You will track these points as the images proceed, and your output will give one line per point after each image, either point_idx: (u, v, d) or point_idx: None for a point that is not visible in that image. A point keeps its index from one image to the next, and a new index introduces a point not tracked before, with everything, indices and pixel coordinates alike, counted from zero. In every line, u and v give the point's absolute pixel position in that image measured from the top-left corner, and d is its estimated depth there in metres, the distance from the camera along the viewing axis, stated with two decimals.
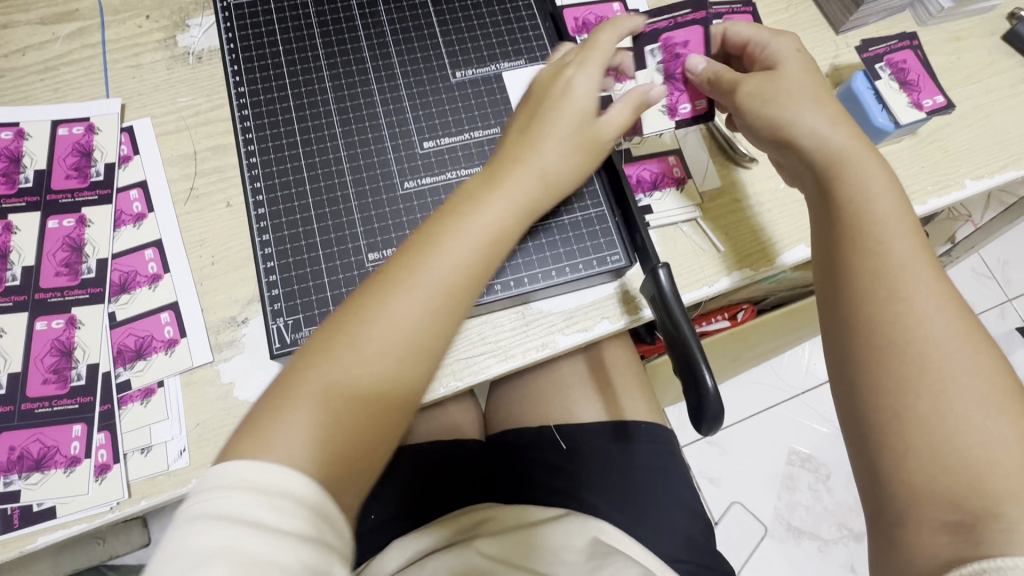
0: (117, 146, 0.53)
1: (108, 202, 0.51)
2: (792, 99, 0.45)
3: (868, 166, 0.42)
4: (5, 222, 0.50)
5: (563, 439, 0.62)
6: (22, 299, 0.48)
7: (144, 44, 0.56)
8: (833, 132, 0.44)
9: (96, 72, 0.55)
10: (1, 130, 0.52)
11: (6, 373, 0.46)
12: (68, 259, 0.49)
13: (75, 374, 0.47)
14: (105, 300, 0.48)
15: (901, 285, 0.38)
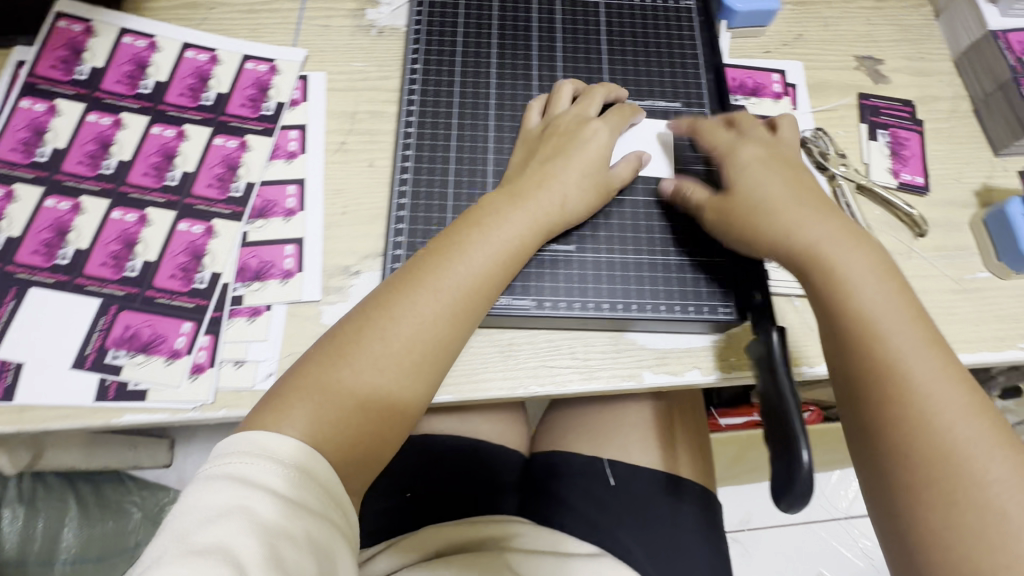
0: (291, 90, 0.57)
1: (269, 136, 0.55)
2: (750, 187, 0.48)
3: (847, 255, 0.44)
4: (180, 129, 0.55)
5: (612, 474, 0.60)
6: (176, 199, 0.53)
7: (337, 10, 0.62)
8: (810, 225, 0.45)
9: (291, 23, 0.61)
10: (200, 52, 0.58)
11: (142, 259, 0.50)
12: (222, 176, 0.54)
13: (199, 277, 0.50)
14: (243, 218, 0.52)
15: (918, 389, 0.40)
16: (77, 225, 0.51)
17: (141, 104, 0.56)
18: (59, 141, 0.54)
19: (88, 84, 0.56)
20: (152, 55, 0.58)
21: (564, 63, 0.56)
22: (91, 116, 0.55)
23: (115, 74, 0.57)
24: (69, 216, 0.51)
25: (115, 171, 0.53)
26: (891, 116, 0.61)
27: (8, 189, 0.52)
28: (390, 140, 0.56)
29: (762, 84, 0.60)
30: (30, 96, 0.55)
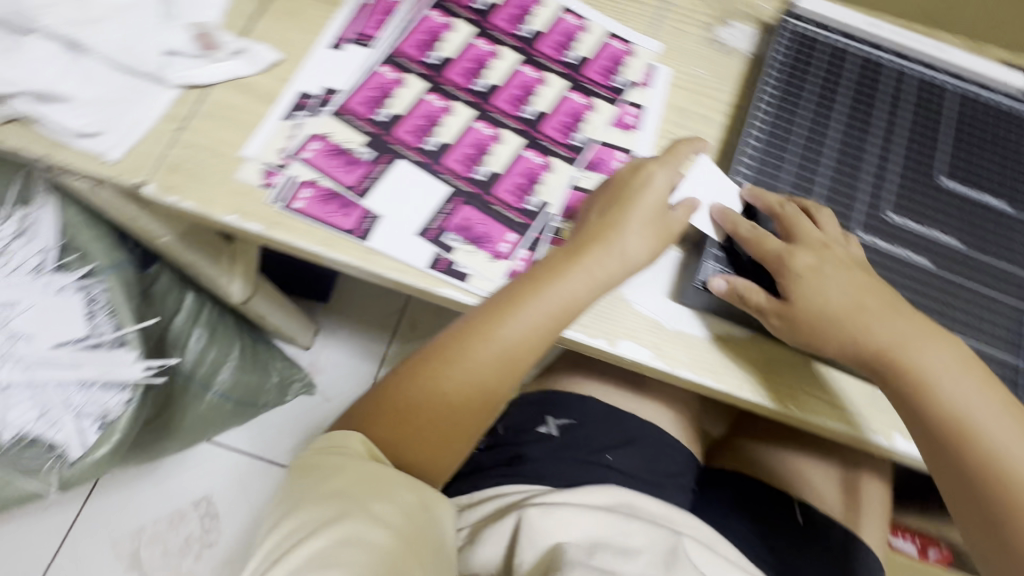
0: (640, 74, 0.64)
1: (614, 106, 0.62)
2: (798, 270, 0.51)
3: (924, 346, 0.48)
4: (543, 75, 0.63)
5: (801, 515, 0.64)
6: (526, 130, 0.60)
7: (693, 20, 0.68)
8: (920, 352, 0.47)
9: (650, 18, 0.68)
10: (573, 17, 0.66)
11: (489, 168, 0.58)
12: (567, 125, 0.61)
13: (531, 200, 0.57)
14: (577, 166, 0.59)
15: (969, 419, 0.46)
16: (444, 123, 0.60)
17: (517, 43, 0.64)
18: (448, 52, 0.63)
19: (481, 13, 0.65)
20: (536, 7, 0.66)
21: (908, 129, 0.58)
22: (476, 40, 0.64)
23: (504, 13, 0.65)
24: (442, 113, 0.60)
25: (484, 90, 0.62)
26: None
27: (401, 76, 0.61)
28: (714, 146, 0.62)
29: None
30: (435, 8, 0.65)
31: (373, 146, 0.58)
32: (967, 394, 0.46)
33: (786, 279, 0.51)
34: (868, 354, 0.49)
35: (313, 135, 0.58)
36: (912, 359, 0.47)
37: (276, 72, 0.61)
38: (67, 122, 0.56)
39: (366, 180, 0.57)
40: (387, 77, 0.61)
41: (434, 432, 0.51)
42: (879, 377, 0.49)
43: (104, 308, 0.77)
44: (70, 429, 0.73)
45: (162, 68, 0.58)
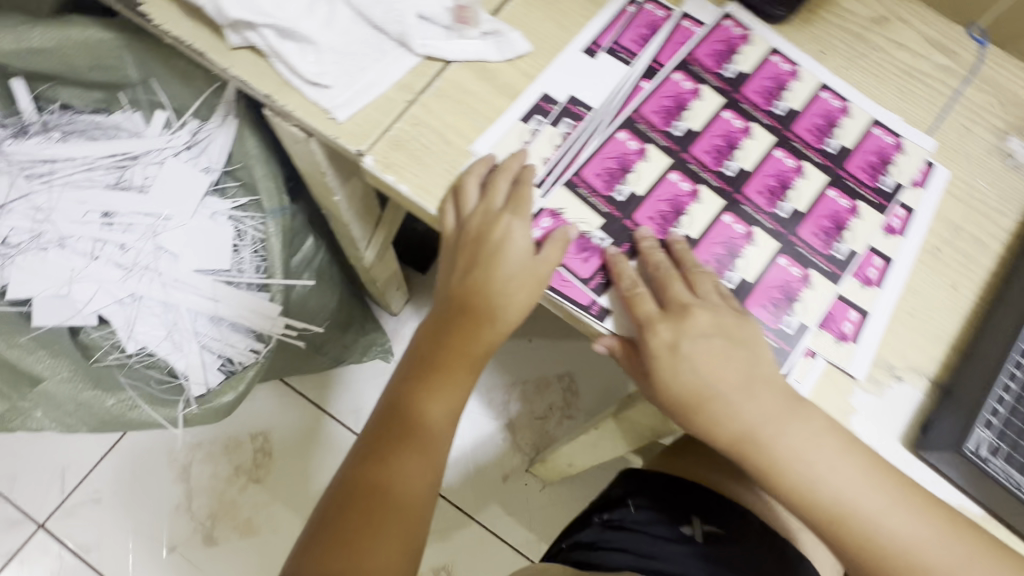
0: (915, 171, 0.56)
1: (881, 213, 0.54)
2: (832, 498, 0.45)
3: (864, 492, 0.44)
4: (800, 165, 0.54)
5: None
6: (781, 232, 0.52)
7: (984, 122, 0.59)
8: (815, 470, 0.45)
9: (937, 106, 0.59)
10: (835, 98, 0.57)
11: (739, 276, 0.51)
12: (831, 227, 0.53)
13: (788, 322, 0.50)
14: (836, 280, 0.51)
15: (912, 546, 0.44)
16: (689, 213, 0.52)
17: (773, 122, 0.55)
18: (695, 122, 0.54)
19: (732, 82, 0.56)
20: (792, 81, 0.57)
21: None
22: (727, 112, 0.55)
23: (757, 84, 0.56)
24: (690, 201, 0.52)
25: (734, 176, 0.53)
26: None
27: (643, 146, 0.53)
28: (984, 275, 0.53)
29: None
30: (681, 70, 0.56)
31: (607, 234, 0.51)
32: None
33: (822, 509, 0.45)
34: (792, 479, 0.45)
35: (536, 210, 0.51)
36: (910, 527, 0.44)
37: (522, 64, 0.55)
38: (302, 67, 0.51)
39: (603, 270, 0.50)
40: (627, 145, 0.53)
41: (411, 444, 0.48)
42: (857, 553, 0.45)
43: (251, 246, 0.75)
44: (194, 363, 0.71)
45: (411, 31, 0.53)
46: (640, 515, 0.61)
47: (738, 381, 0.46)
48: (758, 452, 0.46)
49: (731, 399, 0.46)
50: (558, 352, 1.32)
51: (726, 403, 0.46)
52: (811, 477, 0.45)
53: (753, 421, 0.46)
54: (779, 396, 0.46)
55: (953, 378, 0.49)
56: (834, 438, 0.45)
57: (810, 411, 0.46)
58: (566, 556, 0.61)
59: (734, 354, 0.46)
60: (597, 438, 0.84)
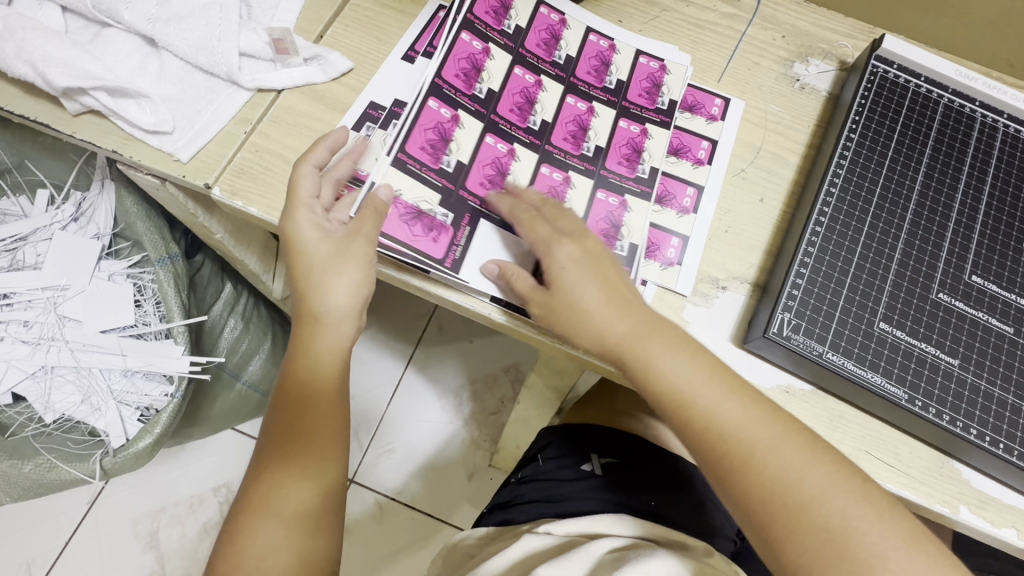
0: (713, 106, 0.63)
1: (667, 128, 0.60)
2: (694, 399, 0.47)
3: (718, 396, 0.47)
4: (591, 106, 0.60)
5: None
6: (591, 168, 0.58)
7: (770, 54, 0.67)
8: (682, 368, 0.48)
9: (727, 48, 0.66)
10: (602, 39, 0.63)
11: None
12: (633, 152, 0.59)
13: (620, 244, 0.55)
14: (650, 198, 0.58)
15: (756, 449, 0.45)
16: (512, 170, 0.57)
17: (557, 73, 0.61)
18: (494, 82, 0.58)
19: (514, 39, 0.60)
20: (564, 30, 0.62)
21: (994, 181, 0.56)
22: (517, 69, 0.59)
23: (535, 39, 0.61)
24: (508, 161, 0.57)
25: (538, 130, 0.59)
26: None
27: (456, 113, 0.55)
28: (787, 185, 0.60)
29: None
30: (467, 31, 0.58)
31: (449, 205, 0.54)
32: (839, 503, 0.43)
33: (683, 408, 0.47)
34: (650, 385, 0.48)
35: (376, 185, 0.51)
36: (759, 433, 0.46)
37: (348, 80, 0.61)
38: (140, 119, 0.56)
39: (456, 248, 0.53)
40: (440, 114, 0.55)
41: (297, 462, 0.50)
42: (707, 457, 0.47)
43: (152, 298, 0.78)
44: (112, 418, 0.74)
45: (237, 70, 0.58)
46: (547, 465, 0.67)
47: (599, 303, 0.49)
48: (624, 358, 0.49)
49: (593, 320, 0.49)
50: (500, 347, 1.37)
51: (595, 322, 0.49)
52: (674, 378, 0.48)
53: (620, 333, 0.49)
54: (640, 316, 0.49)
55: (768, 278, 0.55)
56: (688, 347, 0.49)
57: (666, 326, 0.50)
58: (487, 518, 0.66)
59: (602, 281, 0.50)
60: (525, 413, 0.88)
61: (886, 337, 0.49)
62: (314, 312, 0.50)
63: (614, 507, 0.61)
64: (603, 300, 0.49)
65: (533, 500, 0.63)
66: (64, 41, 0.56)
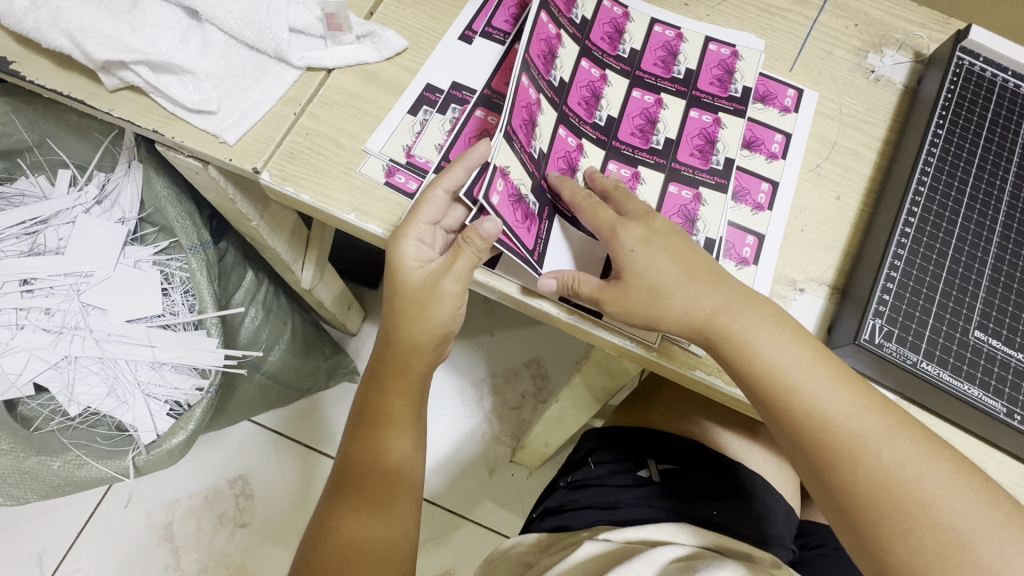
0: (785, 98, 0.60)
1: (742, 117, 0.57)
2: (795, 387, 0.45)
3: (824, 386, 0.45)
4: (659, 97, 0.57)
5: None
6: (663, 163, 0.55)
7: (843, 43, 0.63)
8: (783, 353, 0.45)
9: (798, 36, 0.63)
10: (667, 28, 0.60)
11: None
12: (707, 143, 0.56)
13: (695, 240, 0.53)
14: (725, 191, 0.55)
15: (868, 442, 0.43)
16: (581, 167, 0.54)
17: (622, 67, 0.57)
18: (566, 73, 0.53)
19: (582, 29, 0.55)
20: (627, 23, 0.59)
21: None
22: (584, 63, 0.55)
23: (599, 32, 0.57)
24: (578, 156, 0.53)
25: (606, 126, 0.55)
26: None
27: (539, 97, 0.50)
28: (864, 182, 0.57)
29: None
30: (547, 11, 0.51)
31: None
32: (959, 505, 0.41)
33: (785, 396, 0.45)
34: (745, 371, 0.46)
35: (493, 165, 0.45)
36: (869, 424, 0.44)
37: (402, 61, 0.57)
38: (183, 96, 0.52)
39: (539, 242, 0.50)
40: (529, 94, 0.49)
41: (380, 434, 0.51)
42: (809, 450, 0.45)
43: (180, 287, 0.74)
44: (140, 412, 0.71)
45: (286, 46, 0.54)
46: (599, 469, 0.64)
47: (682, 281, 0.47)
48: (716, 341, 0.47)
49: (678, 295, 0.47)
50: (522, 340, 1.34)
51: (680, 298, 0.47)
52: (774, 363, 0.45)
53: (710, 312, 0.47)
54: (731, 293, 0.47)
55: (848, 281, 0.53)
56: (790, 330, 0.47)
57: (760, 303, 0.47)
58: (536, 524, 0.63)
59: (688, 256, 0.48)
60: (562, 412, 0.86)
61: (982, 346, 0.47)
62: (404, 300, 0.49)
63: (675, 515, 0.59)
64: (687, 280, 0.47)
65: (586, 505, 0.61)
66: (102, 10, 0.52)
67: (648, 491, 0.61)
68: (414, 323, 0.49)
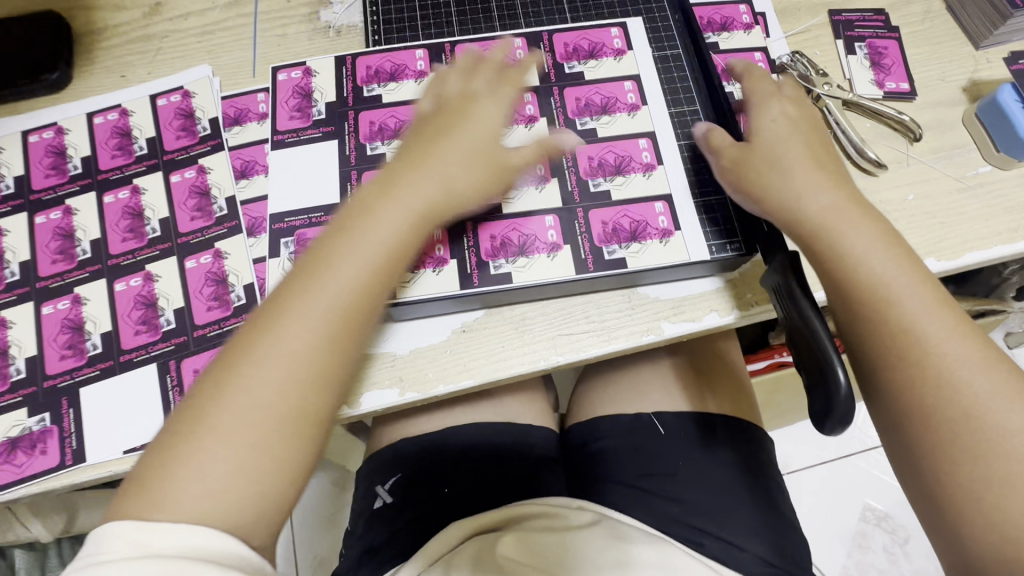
0: (258, 105, 0.56)
1: (222, 150, 0.54)
2: (848, 258, 0.39)
3: (869, 250, 0.39)
4: (133, 185, 0.53)
5: (660, 424, 0.58)
6: (350, 77, 0.56)
7: (291, 17, 0.60)
8: (822, 195, 0.41)
9: (246, 39, 0.60)
10: (107, 113, 0.56)
11: (171, 310, 0.49)
12: None
13: (234, 297, 0.49)
14: (354, 167, 0.52)
15: (905, 317, 0.38)
16: (88, 314, 0.49)
17: (82, 183, 0.53)
18: (24, 253, 0.51)
19: (20, 193, 0.53)
20: (65, 139, 0.55)
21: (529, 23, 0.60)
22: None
23: (40, 171, 0.54)
24: (76, 310, 0.49)
25: (94, 252, 0.51)
26: (866, 27, 0.59)
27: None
28: None
29: (732, 18, 0.59)
30: (427, 52, 0.57)
31: (39, 407, 0.46)
32: (964, 376, 0.36)
33: (808, 239, 0.41)
34: (781, 203, 0.42)
35: (306, 63, 0.57)
36: (907, 307, 0.38)
37: None
38: None
39: (68, 438, 0.45)
40: None
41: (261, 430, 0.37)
42: (833, 292, 0.40)
43: None
44: None
45: None
46: (358, 529, 0.60)
47: (804, 167, 0.43)
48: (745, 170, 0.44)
49: (800, 186, 0.42)
50: None
51: (819, 194, 0.41)
52: (856, 245, 0.39)
53: (819, 204, 0.41)
54: (846, 191, 0.41)
55: None
56: (895, 233, 0.40)
57: (875, 212, 0.41)
58: None
59: (805, 135, 0.45)
60: None
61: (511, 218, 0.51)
62: (320, 260, 0.40)
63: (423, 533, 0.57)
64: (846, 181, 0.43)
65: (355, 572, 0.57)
66: None
67: (399, 522, 0.58)
68: (393, 220, 0.41)
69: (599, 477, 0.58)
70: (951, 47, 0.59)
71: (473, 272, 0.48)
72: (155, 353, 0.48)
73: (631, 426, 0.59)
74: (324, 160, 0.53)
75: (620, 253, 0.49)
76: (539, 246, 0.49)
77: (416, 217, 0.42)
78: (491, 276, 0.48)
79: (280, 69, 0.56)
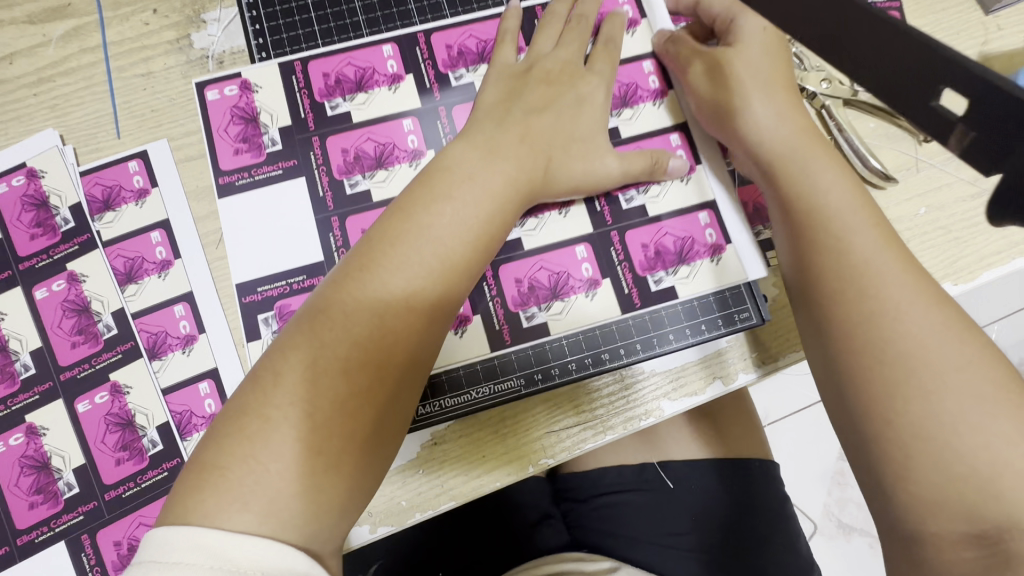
0: (131, 178, 0.44)
1: (95, 248, 0.43)
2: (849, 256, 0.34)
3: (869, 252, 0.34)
4: None
5: (669, 477, 0.55)
6: (305, 89, 0.44)
7: (154, 46, 0.46)
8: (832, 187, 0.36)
9: (99, 84, 0.45)
10: None
11: (70, 470, 0.40)
12: None
13: (147, 443, 0.40)
14: (333, 213, 0.42)
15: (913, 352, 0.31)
16: None
17: None
18: None
19: None
20: None
21: (501, 0, 0.48)
22: (408, 123, 0.44)
23: None
24: None
25: None
26: None
27: None
28: None
29: None
30: (398, 45, 0.45)
31: None
32: (983, 429, 0.29)
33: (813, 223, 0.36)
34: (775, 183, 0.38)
35: (241, 75, 0.44)
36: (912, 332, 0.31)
37: None
38: None
39: None
40: None
41: (357, 398, 0.30)
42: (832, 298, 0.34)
43: None
44: None
45: None
46: None
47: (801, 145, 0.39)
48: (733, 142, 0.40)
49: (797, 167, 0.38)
50: None
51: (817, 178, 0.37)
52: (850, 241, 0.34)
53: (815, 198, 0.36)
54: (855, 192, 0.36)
55: None
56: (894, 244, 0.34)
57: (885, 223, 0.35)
58: None
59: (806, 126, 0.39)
60: None
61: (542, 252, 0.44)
62: (416, 204, 0.35)
63: None
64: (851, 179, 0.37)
65: None
66: None
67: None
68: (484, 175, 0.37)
69: (608, 540, 0.54)
70: (957, 14, 0.50)
71: (503, 328, 0.41)
72: (59, 527, 0.39)
73: (636, 481, 0.56)
74: (295, 210, 0.42)
75: (668, 280, 0.42)
76: (574, 285, 0.42)
77: (501, 189, 0.37)
78: (525, 330, 0.41)
79: (208, 85, 0.44)
